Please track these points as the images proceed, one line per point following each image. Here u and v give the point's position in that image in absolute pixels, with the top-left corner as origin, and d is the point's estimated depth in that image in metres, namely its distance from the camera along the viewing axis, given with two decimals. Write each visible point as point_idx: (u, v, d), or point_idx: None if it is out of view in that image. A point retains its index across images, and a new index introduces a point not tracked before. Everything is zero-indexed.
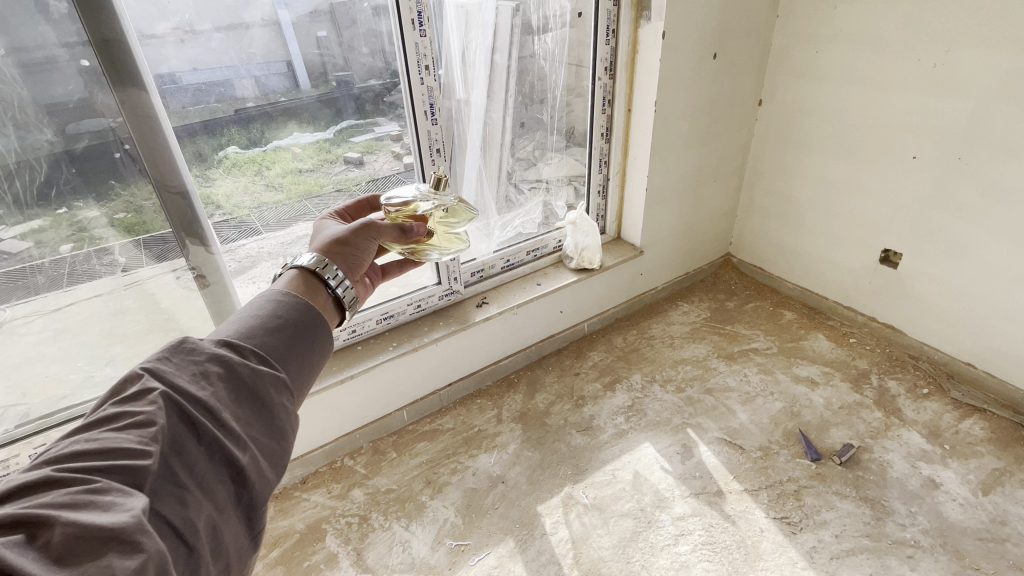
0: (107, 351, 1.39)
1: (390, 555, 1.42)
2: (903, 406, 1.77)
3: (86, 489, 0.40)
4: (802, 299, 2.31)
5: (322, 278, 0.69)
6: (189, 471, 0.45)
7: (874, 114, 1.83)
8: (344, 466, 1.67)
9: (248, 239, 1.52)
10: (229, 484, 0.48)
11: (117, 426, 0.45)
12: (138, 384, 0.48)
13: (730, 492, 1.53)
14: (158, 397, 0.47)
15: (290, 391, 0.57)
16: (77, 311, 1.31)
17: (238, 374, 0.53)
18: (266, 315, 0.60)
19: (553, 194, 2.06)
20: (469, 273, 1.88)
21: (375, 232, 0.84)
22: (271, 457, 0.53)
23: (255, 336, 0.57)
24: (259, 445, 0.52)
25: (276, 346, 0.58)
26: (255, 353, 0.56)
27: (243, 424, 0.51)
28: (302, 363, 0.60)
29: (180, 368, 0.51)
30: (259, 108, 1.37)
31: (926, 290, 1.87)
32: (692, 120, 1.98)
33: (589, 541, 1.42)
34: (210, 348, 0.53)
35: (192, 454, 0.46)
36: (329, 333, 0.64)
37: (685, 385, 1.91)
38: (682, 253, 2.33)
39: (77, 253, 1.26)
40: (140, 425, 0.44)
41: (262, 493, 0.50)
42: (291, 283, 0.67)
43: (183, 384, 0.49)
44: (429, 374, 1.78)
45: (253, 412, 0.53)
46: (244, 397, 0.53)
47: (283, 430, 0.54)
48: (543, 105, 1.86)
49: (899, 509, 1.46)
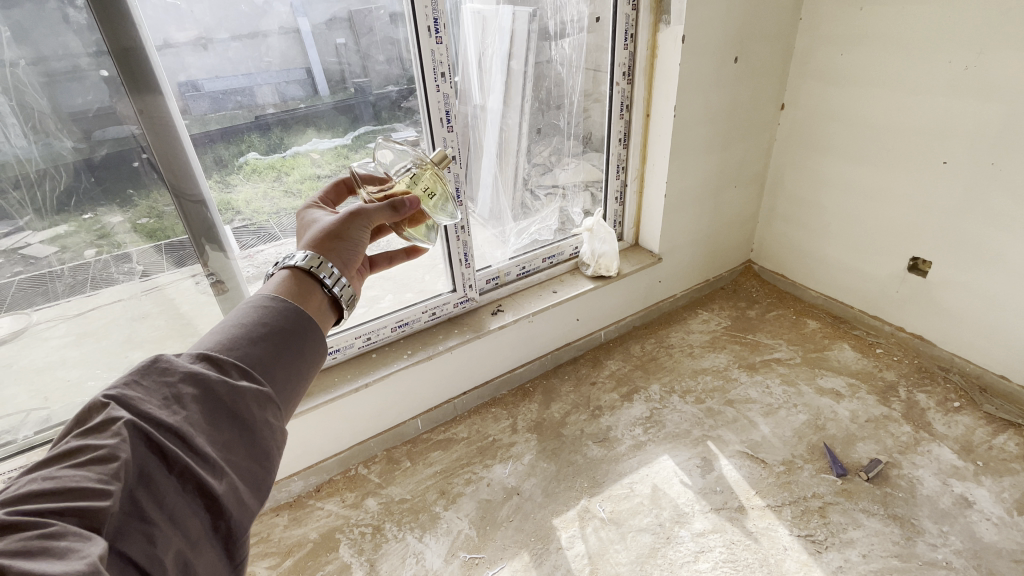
0: (127, 357, 1.40)
1: (403, 567, 1.40)
2: (933, 420, 1.71)
3: (40, 533, 0.37)
4: (825, 307, 2.25)
5: (316, 277, 0.68)
6: (158, 506, 0.44)
7: (901, 117, 1.78)
8: (358, 474, 1.66)
9: (266, 245, 1.52)
10: (203, 515, 0.46)
11: (77, 461, 0.43)
12: (104, 413, 0.46)
13: (752, 507, 1.48)
14: (123, 427, 0.45)
15: (274, 406, 0.55)
16: (98, 316, 1.32)
17: (214, 393, 0.51)
18: (250, 324, 0.58)
19: (570, 201, 2.04)
20: (484, 280, 1.86)
21: (364, 219, 0.80)
22: (250, 481, 0.51)
23: (236, 348, 0.56)
24: (237, 469, 0.50)
25: (259, 358, 0.56)
26: (235, 368, 0.54)
27: (218, 448, 0.50)
28: (289, 374, 0.58)
29: (150, 392, 0.49)
30: (277, 115, 1.37)
31: (955, 299, 1.81)
32: (712, 124, 1.94)
33: (605, 557, 1.39)
34: (185, 366, 0.52)
35: (161, 485, 0.45)
36: (319, 339, 0.62)
37: (706, 396, 1.87)
38: (701, 260, 2.29)
39: (99, 258, 1.27)
40: (100, 460, 0.42)
41: (240, 520, 0.49)
42: (284, 283, 0.66)
43: (153, 410, 0.48)
44: (443, 382, 1.76)
45: (231, 433, 0.51)
46: (222, 418, 0.51)
47: (265, 449, 0.53)
48: (560, 110, 1.84)
49: (930, 528, 1.40)
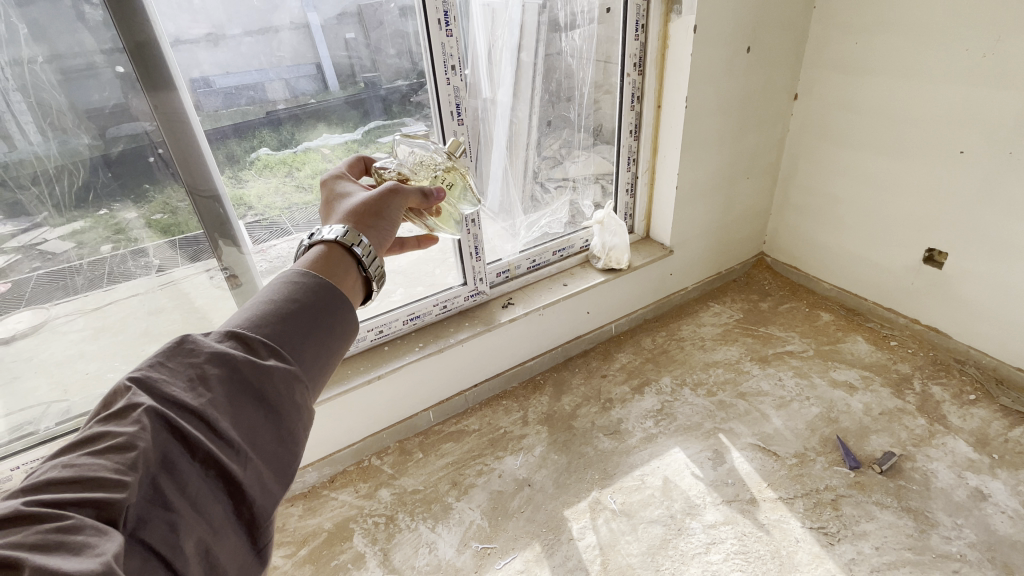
0: (146, 350, 1.42)
1: (416, 556, 1.42)
2: (948, 413, 1.69)
3: (57, 527, 0.38)
4: (839, 300, 2.23)
5: (354, 254, 0.68)
6: (181, 492, 0.44)
7: (915, 106, 1.76)
8: (371, 465, 1.68)
9: (279, 240, 1.54)
10: (226, 500, 0.47)
11: (97, 449, 0.43)
12: (127, 398, 0.47)
13: (764, 499, 1.48)
14: (143, 415, 0.45)
15: (303, 385, 0.55)
16: (118, 309, 1.35)
17: (239, 376, 0.52)
18: (279, 301, 0.58)
19: (580, 193, 2.03)
20: (495, 273, 1.87)
21: (400, 197, 0.81)
22: (275, 465, 0.52)
23: (263, 326, 0.56)
24: (261, 452, 0.51)
25: (287, 335, 0.56)
26: (263, 346, 0.55)
27: (243, 432, 0.50)
28: (317, 352, 0.59)
29: (174, 374, 0.50)
30: (289, 110, 1.38)
31: (972, 291, 1.79)
32: (723, 115, 1.92)
33: (617, 548, 1.40)
34: (210, 348, 0.52)
35: (184, 472, 0.45)
36: (350, 316, 0.63)
37: (717, 389, 1.86)
38: (712, 252, 2.27)
39: (115, 253, 1.29)
40: (119, 449, 0.43)
41: (264, 504, 0.50)
42: (316, 260, 0.66)
43: (176, 395, 0.48)
44: (455, 375, 1.78)
45: (257, 415, 0.52)
46: (247, 400, 0.51)
47: (291, 430, 0.54)
48: (571, 103, 1.83)
49: (944, 521, 1.39)
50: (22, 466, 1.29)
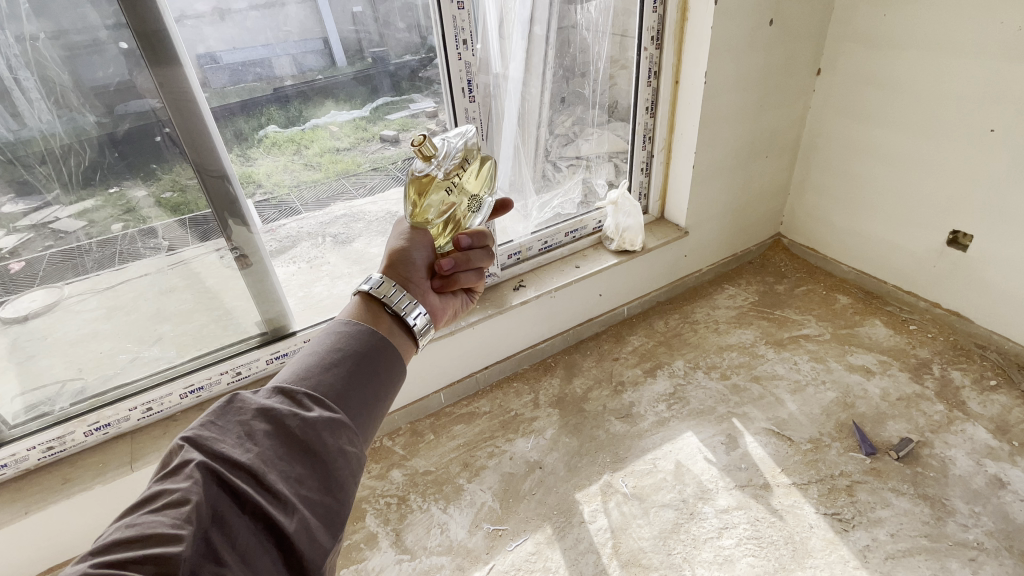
0: (157, 331, 1.42)
1: (428, 537, 1.44)
2: (968, 399, 1.66)
3: None
4: (858, 283, 2.18)
5: (382, 301, 0.72)
6: (231, 546, 0.45)
7: (943, 82, 1.69)
8: (382, 447, 1.69)
9: (288, 219, 1.58)
10: (275, 553, 0.47)
11: (153, 507, 0.45)
12: (180, 456, 0.49)
13: (778, 485, 1.47)
14: (194, 470, 0.47)
15: (350, 433, 0.56)
16: (129, 289, 1.34)
17: (287, 427, 0.54)
18: (323, 352, 0.62)
19: (593, 172, 1.98)
20: (506, 255, 1.84)
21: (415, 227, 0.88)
22: (324, 514, 0.51)
23: (311, 377, 0.59)
24: (311, 503, 0.51)
25: (331, 385, 0.59)
26: (308, 397, 0.57)
27: (291, 483, 0.51)
28: (364, 400, 0.60)
29: (226, 431, 0.53)
30: (296, 87, 1.35)
31: (996, 275, 1.74)
32: (743, 90, 1.86)
33: (628, 531, 1.40)
34: (258, 403, 0.55)
35: (234, 525, 0.46)
36: (394, 360, 0.65)
37: (731, 372, 1.84)
38: (728, 232, 2.22)
39: (126, 232, 1.28)
40: (175, 505, 0.45)
41: (314, 559, 0.48)
42: (357, 309, 0.71)
43: (226, 450, 0.51)
44: (465, 357, 1.77)
45: (305, 466, 0.52)
46: (296, 451, 0.53)
47: (340, 481, 0.54)
48: (585, 78, 1.77)
49: (961, 509, 1.37)
50: (38, 446, 1.30)
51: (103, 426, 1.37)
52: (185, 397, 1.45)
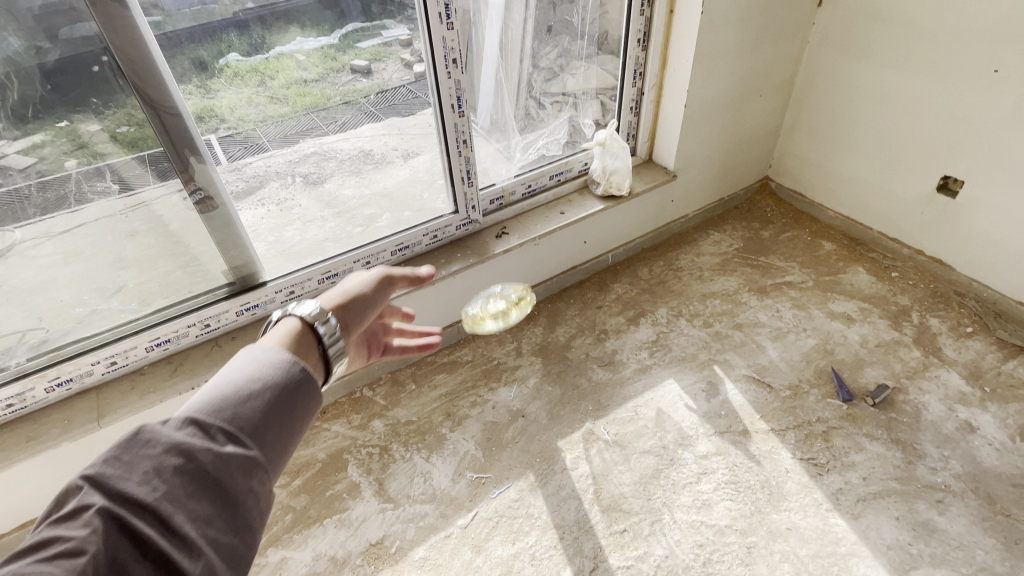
0: (119, 279, 1.32)
1: (412, 485, 1.44)
2: (944, 345, 1.69)
3: None
4: (843, 229, 2.16)
5: (317, 333, 0.66)
6: None
7: (950, 17, 1.60)
8: (363, 396, 1.66)
9: (254, 157, 1.46)
10: None
11: (36, 562, 0.39)
12: (76, 499, 0.43)
13: (756, 431, 1.50)
14: (90, 519, 0.42)
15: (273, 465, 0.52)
16: (87, 233, 1.24)
17: (201, 459, 0.48)
18: (252, 373, 0.56)
19: (580, 111, 1.87)
20: (488, 201, 1.75)
21: (390, 282, 0.79)
22: (238, 557, 0.47)
23: (235, 401, 0.53)
24: (220, 546, 0.46)
25: (256, 411, 0.53)
26: (230, 426, 0.51)
27: (202, 523, 0.46)
28: (291, 423, 0.55)
29: (132, 465, 0.46)
30: (256, 10, 1.20)
31: (985, 222, 1.72)
32: (742, 22, 1.74)
33: (609, 477, 1.42)
34: (169, 431, 0.48)
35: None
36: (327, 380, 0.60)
37: (714, 319, 1.83)
38: (716, 176, 2.16)
39: (81, 169, 1.17)
40: (63, 560, 0.39)
41: None
42: (287, 334, 0.65)
43: (127, 488, 0.45)
44: (446, 306, 1.72)
45: (219, 504, 0.47)
46: (212, 487, 0.47)
47: (254, 520, 0.49)
48: (573, 5, 1.63)
49: (931, 453, 1.41)
50: None
51: (65, 381, 1.30)
52: (151, 350, 1.38)
